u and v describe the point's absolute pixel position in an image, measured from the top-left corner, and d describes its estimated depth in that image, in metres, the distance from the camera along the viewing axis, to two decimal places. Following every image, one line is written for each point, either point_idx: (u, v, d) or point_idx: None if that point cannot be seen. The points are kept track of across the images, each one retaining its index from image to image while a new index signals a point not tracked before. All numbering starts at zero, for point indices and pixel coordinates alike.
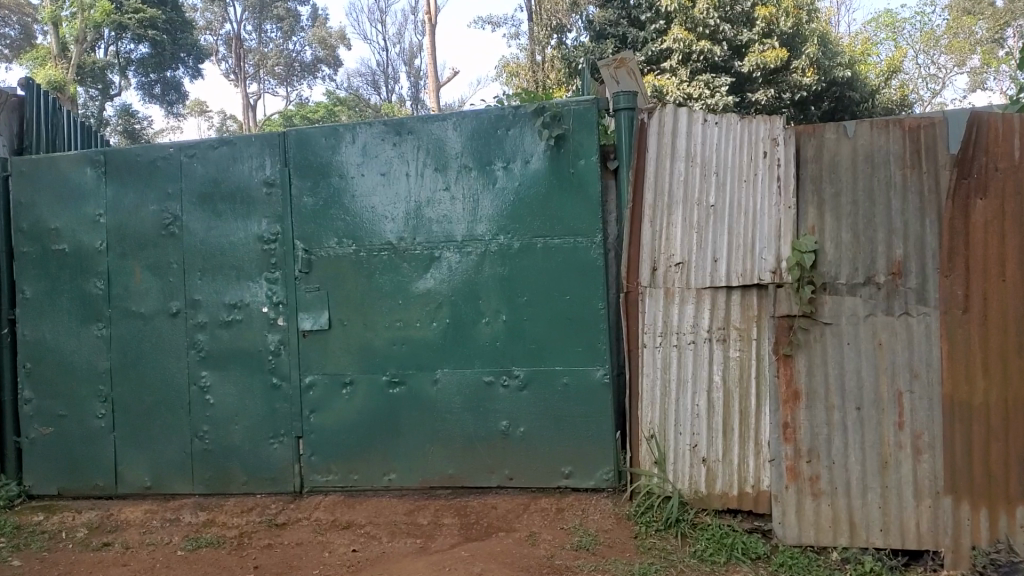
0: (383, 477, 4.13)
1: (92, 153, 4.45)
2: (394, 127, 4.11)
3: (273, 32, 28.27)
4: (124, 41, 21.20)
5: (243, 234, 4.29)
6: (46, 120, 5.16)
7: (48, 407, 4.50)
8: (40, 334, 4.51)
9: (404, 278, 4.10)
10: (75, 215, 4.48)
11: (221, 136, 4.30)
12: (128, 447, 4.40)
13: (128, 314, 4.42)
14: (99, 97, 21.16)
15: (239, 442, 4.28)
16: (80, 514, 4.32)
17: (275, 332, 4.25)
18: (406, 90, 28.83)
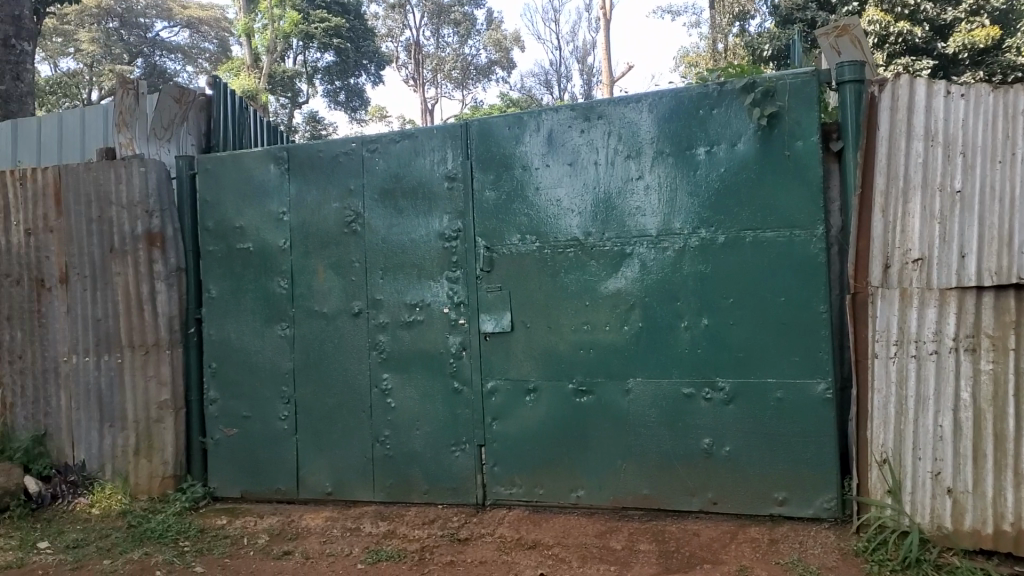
0: (570, 494, 3.80)
1: (276, 150, 4.35)
2: (583, 112, 3.76)
3: (451, 37, 28.75)
4: (311, 51, 21.97)
5: (423, 231, 4.06)
6: (233, 120, 5.14)
7: (231, 407, 4.45)
8: (225, 333, 4.46)
9: (592, 277, 3.75)
10: (260, 213, 4.40)
11: (402, 128, 4.09)
12: (310, 450, 4.28)
13: (311, 314, 4.29)
14: (289, 105, 21.86)
15: (420, 449, 4.07)
16: (262, 520, 4.20)
17: (456, 333, 3.99)
18: (581, 88, 28.60)
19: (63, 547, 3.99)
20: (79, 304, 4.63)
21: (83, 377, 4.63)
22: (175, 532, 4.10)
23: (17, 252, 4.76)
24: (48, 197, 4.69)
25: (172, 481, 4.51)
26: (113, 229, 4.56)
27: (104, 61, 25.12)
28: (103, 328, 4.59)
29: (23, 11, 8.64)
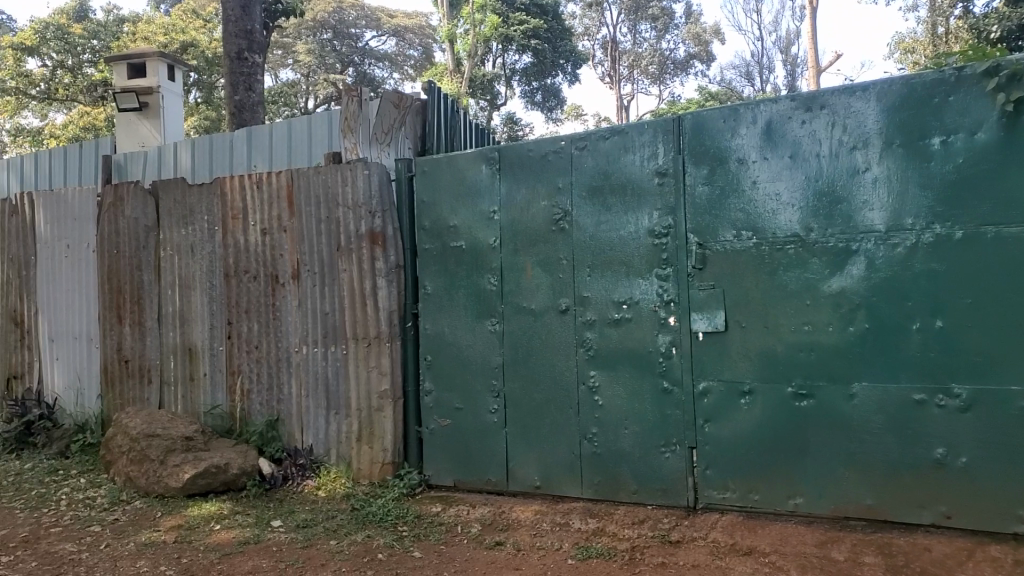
0: (787, 501, 3.67)
1: (487, 151, 4.46)
2: (803, 102, 3.61)
3: (648, 32, 28.54)
4: (510, 53, 22.45)
5: (633, 228, 4.03)
6: (445, 124, 5.31)
7: (445, 399, 4.60)
8: (439, 328, 4.62)
9: (812, 276, 3.60)
10: (472, 212, 4.52)
11: (613, 125, 4.08)
12: (519, 444, 4.36)
13: (521, 310, 4.36)
14: (489, 108, 22.46)
15: (629, 447, 4.04)
16: (474, 510, 4.31)
17: (665, 332, 3.94)
18: (784, 79, 27.59)
19: (294, 526, 4.27)
20: (308, 299, 4.94)
21: (313, 366, 4.94)
22: (394, 516, 4.30)
23: (254, 250, 5.14)
24: (282, 199, 5.03)
25: (390, 468, 4.70)
26: (339, 228, 4.84)
27: (319, 71, 26.69)
28: (329, 322, 4.88)
29: (253, 27, 9.32)
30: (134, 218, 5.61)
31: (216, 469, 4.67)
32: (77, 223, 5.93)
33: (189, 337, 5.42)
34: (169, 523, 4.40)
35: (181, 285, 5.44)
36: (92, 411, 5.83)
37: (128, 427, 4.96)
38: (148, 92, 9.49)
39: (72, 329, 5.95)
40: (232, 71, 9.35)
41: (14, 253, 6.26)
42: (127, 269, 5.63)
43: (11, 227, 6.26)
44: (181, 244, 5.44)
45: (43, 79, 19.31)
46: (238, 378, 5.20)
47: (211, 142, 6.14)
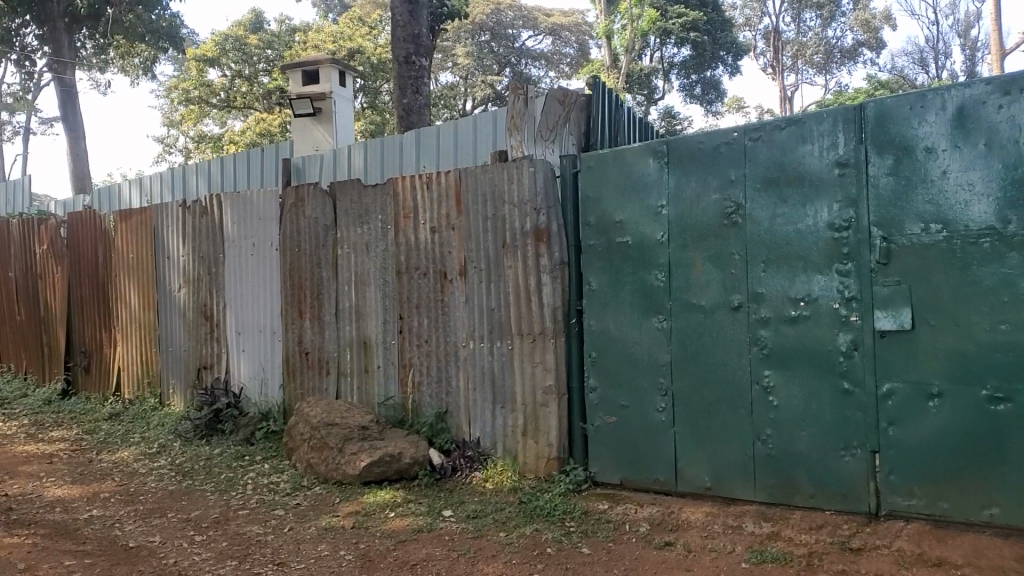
0: (981, 511, 3.44)
1: (655, 144, 4.39)
2: (1002, 85, 3.37)
3: (812, 20, 27.59)
4: (668, 47, 22.21)
5: (810, 222, 3.88)
6: (607, 119, 5.28)
7: (611, 396, 4.57)
8: (605, 325, 4.58)
9: (1011, 272, 3.36)
10: (640, 207, 4.45)
11: (789, 115, 3.94)
12: (689, 444, 4.28)
13: (690, 307, 4.27)
14: (646, 103, 22.28)
15: (806, 450, 3.90)
16: (641, 509, 4.26)
17: (846, 330, 3.78)
18: (962, 64, 26.00)
19: (465, 517, 4.36)
20: (477, 295, 5.02)
21: (481, 361, 5.02)
22: (562, 511, 4.31)
23: (425, 248, 5.27)
24: (451, 198, 5.14)
25: (555, 464, 4.70)
26: (506, 225, 4.89)
27: (477, 73, 27.19)
28: (496, 317, 4.94)
29: (420, 30, 9.57)
30: (315, 218, 5.88)
31: (390, 459, 4.83)
32: (262, 222, 6.26)
33: (363, 331, 5.62)
34: (347, 510, 4.61)
35: (356, 282, 5.65)
36: (274, 400, 6.15)
37: (309, 416, 5.27)
38: (321, 98, 9.91)
39: (256, 322, 6.30)
40: (400, 75, 9.65)
41: (205, 251, 6.67)
42: (308, 266, 5.92)
43: (202, 227, 6.68)
44: (356, 242, 5.65)
45: (223, 88, 20.52)
46: (411, 371, 5.35)
47: (382, 144, 6.36)
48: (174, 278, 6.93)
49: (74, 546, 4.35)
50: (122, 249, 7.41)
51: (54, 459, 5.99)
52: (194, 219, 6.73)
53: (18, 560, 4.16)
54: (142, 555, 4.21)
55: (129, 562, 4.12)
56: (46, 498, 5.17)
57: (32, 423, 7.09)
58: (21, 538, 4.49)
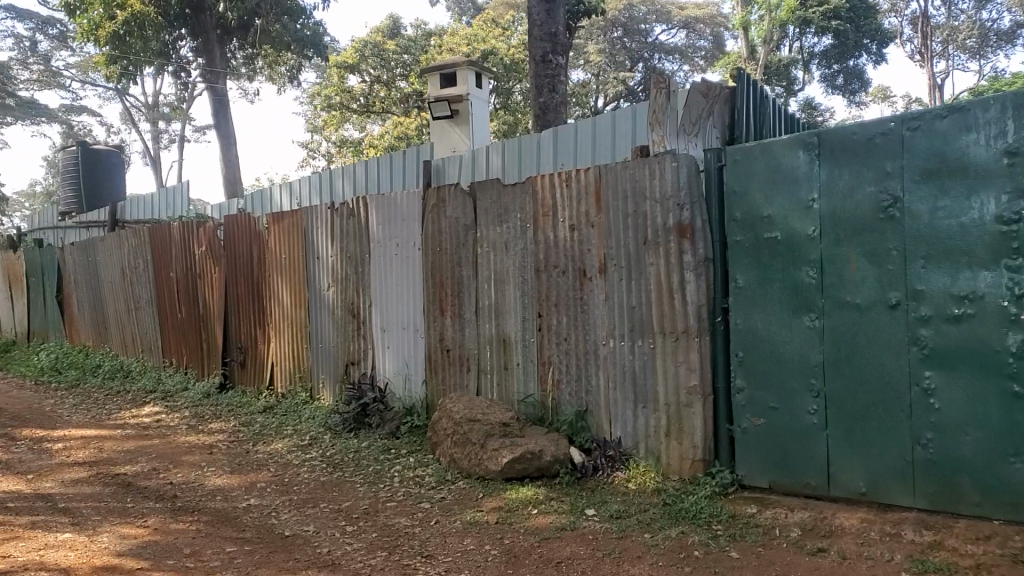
0: None
1: (806, 136, 4.24)
2: None
3: (965, 3, 26.24)
4: (808, 36, 21.60)
5: (975, 215, 3.66)
6: (751, 112, 5.15)
7: (759, 397, 4.45)
8: (752, 323, 4.46)
9: None
10: (790, 201, 4.32)
11: (952, 102, 3.73)
12: (842, 447, 4.13)
13: (843, 305, 4.11)
14: (784, 94, 21.69)
15: (971, 455, 3.69)
16: (792, 513, 4.12)
17: (1016, 330, 3.55)
18: None
19: (609, 516, 4.33)
20: (617, 293, 4.99)
21: (622, 360, 4.97)
22: (708, 514, 4.22)
23: (565, 245, 5.26)
24: (591, 195, 5.11)
25: (700, 465, 4.62)
26: (647, 222, 4.83)
27: (610, 70, 27.05)
28: (637, 315, 4.89)
29: (557, 29, 9.58)
30: (455, 217, 5.97)
31: (532, 456, 4.85)
32: (404, 223, 6.40)
33: (503, 329, 5.67)
34: (491, 505, 4.67)
35: (496, 280, 5.70)
36: (417, 395, 6.29)
37: (452, 411, 5.37)
38: (458, 100, 10.07)
39: (399, 320, 6.45)
40: (537, 74, 9.71)
41: (351, 251, 6.89)
42: (449, 264, 6.02)
43: (349, 228, 6.89)
44: (496, 241, 5.70)
45: (362, 93, 21.13)
46: (550, 369, 5.36)
47: (519, 143, 6.40)
48: (322, 277, 7.18)
49: (234, 533, 4.58)
50: (273, 250, 7.74)
51: (214, 450, 6.32)
52: (341, 221, 6.96)
53: (185, 544, 4.42)
54: (297, 544, 4.40)
55: (285, 550, 4.31)
56: (207, 486, 5.46)
57: (194, 415, 7.49)
58: (187, 524, 4.76)
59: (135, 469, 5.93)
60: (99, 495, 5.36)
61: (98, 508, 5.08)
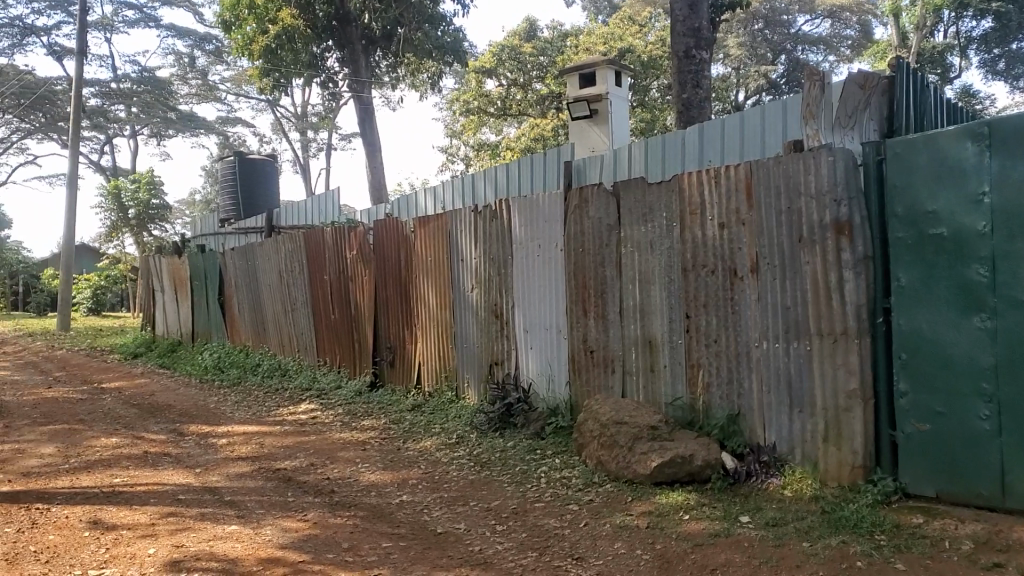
0: None
1: (975, 125, 3.99)
2: None
3: None
4: (965, 20, 20.46)
5: None
6: (911, 102, 4.91)
7: (924, 401, 4.22)
8: (916, 324, 4.24)
9: None
10: (957, 194, 4.07)
11: None
12: (1018, 456, 3.86)
13: (1018, 305, 3.84)
14: (939, 83, 20.69)
15: None
16: (963, 525, 3.89)
17: None
18: None
19: (764, 523, 4.21)
20: (769, 293, 4.84)
21: (775, 362, 4.83)
22: (870, 523, 4.04)
23: (713, 244, 5.15)
24: (741, 192, 4.98)
25: (861, 472, 4.43)
26: (802, 219, 4.66)
27: (750, 63, 26.42)
28: (791, 316, 4.74)
29: (700, 23, 9.42)
30: (599, 218, 5.94)
31: (681, 460, 4.79)
32: (547, 223, 6.41)
33: (649, 330, 5.60)
34: (640, 508, 4.63)
35: (641, 281, 5.63)
36: (562, 396, 6.29)
37: (599, 413, 5.35)
38: (598, 99, 10.05)
39: (543, 320, 6.47)
40: (680, 70, 9.57)
41: (495, 253, 6.95)
42: (592, 265, 5.99)
43: (492, 230, 6.96)
44: (641, 240, 5.63)
45: (499, 97, 21.39)
46: (699, 371, 5.25)
47: (663, 141, 6.31)
48: (466, 278, 7.29)
49: (389, 529, 4.71)
50: (419, 252, 7.90)
51: (367, 447, 6.51)
52: (485, 223, 7.03)
53: (343, 539, 4.57)
54: (449, 541, 4.48)
55: (439, 547, 4.40)
56: (362, 482, 5.63)
57: (346, 412, 7.75)
58: (344, 519, 4.92)
59: (294, 464, 6.18)
60: (262, 489, 5.61)
61: (261, 501, 5.32)
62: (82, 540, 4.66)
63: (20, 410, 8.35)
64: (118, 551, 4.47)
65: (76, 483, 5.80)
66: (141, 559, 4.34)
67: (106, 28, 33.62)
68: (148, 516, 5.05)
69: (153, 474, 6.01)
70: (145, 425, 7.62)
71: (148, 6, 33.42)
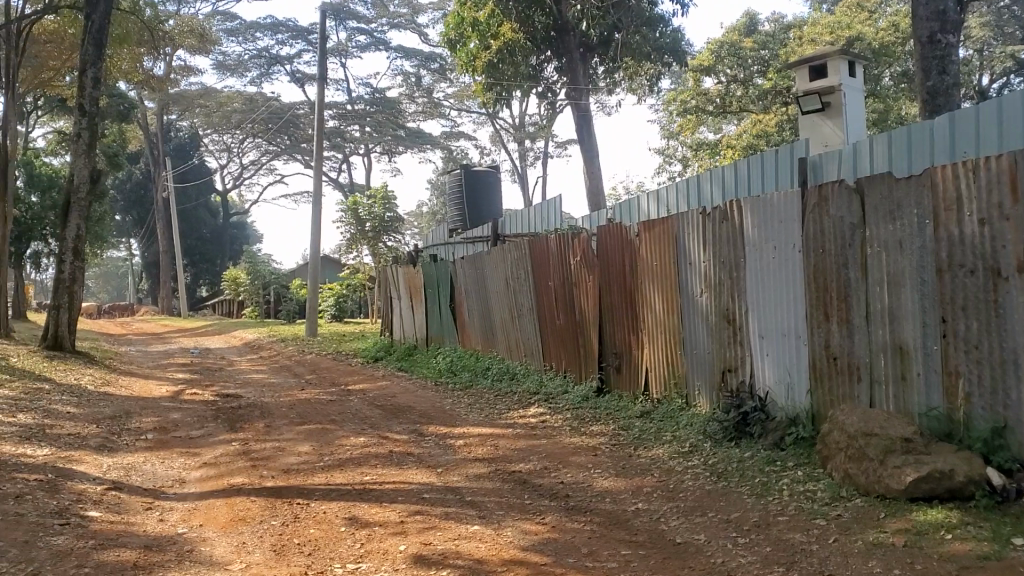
0: None
1: None
2: None
3: None
4: None
5: None
6: None
7: None
8: None
9: None
10: None
11: None
12: None
13: None
14: None
15: None
16: None
17: None
18: None
19: None
20: None
21: None
22: None
23: (972, 242, 4.77)
24: (1004, 185, 4.57)
25: None
26: None
27: (996, 44, 24.45)
28: None
29: (946, 5, 8.80)
30: (840, 217, 5.65)
31: (940, 475, 4.48)
32: (782, 224, 6.18)
33: (899, 335, 5.26)
34: (896, 526, 4.35)
35: (889, 283, 5.30)
36: (801, 405, 6.04)
37: (845, 423, 5.09)
38: (830, 91, 9.70)
39: (780, 326, 6.24)
40: (924, 56, 8.99)
41: (727, 257, 6.78)
42: (834, 267, 5.71)
43: (723, 232, 6.80)
44: (888, 239, 5.30)
45: (719, 95, 21.06)
46: (958, 380, 4.88)
47: (909, 133, 5.93)
48: (695, 282, 7.16)
49: (628, 536, 4.71)
50: (646, 256, 7.85)
51: (598, 452, 6.54)
52: (715, 225, 6.88)
53: (582, 544, 4.61)
54: (690, 551, 4.41)
55: (679, 557, 4.34)
56: (597, 487, 5.66)
57: (575, 417, 7.83)
58: (581, 524, 4.96)
59: (529, 467, 6.31)
60: (501, 490, 5.77)
61: (501, 503, 5.46)
62: (340, 534, 4.98)
63: (278, 410, 9.06)
64: (372, 547, 4.73)
65: (331, 480, 6.21)
66: (394, 555, 4.57)
67: (341, 53, 35.98)
68: (397, 514, 5.31)
69: (399, 472, 6.32)
70: (388, 425, 8.04)
71: (378, 30, 35.43)
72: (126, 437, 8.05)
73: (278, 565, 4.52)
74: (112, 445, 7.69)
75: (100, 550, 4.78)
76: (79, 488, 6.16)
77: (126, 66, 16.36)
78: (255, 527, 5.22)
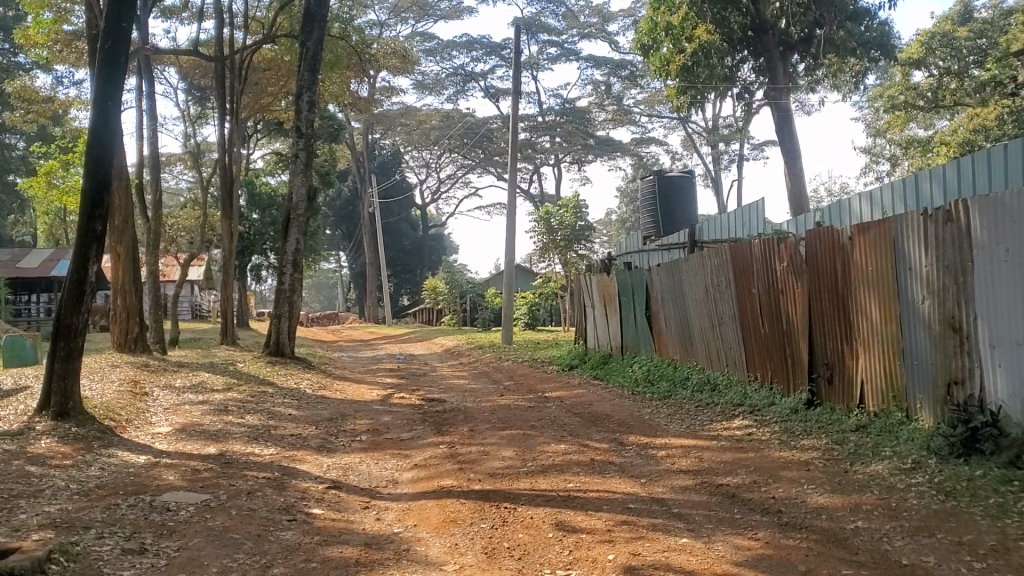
0: None
1: None
2: None
3: None
4: None
5: None
6: None
7: None
8: None
9: None
10: None
11: None
12: None
13: None
14: None
15: None
16: None
17: None
18: None
19: None
20: None
21: None
22: None
23: None
24: None
25: None
26: None
27: None
28: None
29: None
30: None
31: None
32: (1016, 225, 5.72)
33: None
34: None
35: None
36: None
37: None
38: None
39: (1013, 335, 5.77)
40: None
41: (952, 261, 6.35)
42: None
43: (948, 234, 6.37)
44: None
45: (931, 88, 19.98)
46: None
47: None
48: (917, 289, 6.74)
49: (848, 555, 4.49)
50: (860, 261, 7.48)
51: (811, 467, 6.29)
52: (938, 227, 6.47)
53: (799, 561, 4.44)
54: None
55: None
56: (812, 504, 5.44)
57: (784, 430, 7.56)
58: (797, 541, 4.78)
59: (737, 480, 6.15)
60: (708, 503, 5.65)
61: (709, 516, 5.36)
62: (548, 540, 5.04)
63: (480, 415, 9.30)
64: (581, 554, 4.76)
65: (535, 486, 6.30)
66: (603, 563, 4.57)
67: (533, 67, 36.56)
68: (604, 522, 5.31)
69: (602, 481, 6.33)
70: (589, 433, 8.07)
71: (569, 41, 35.75)
72: (343, 439, 8.51)
73: (489, 567, 4.63)
74: (331, 446, 8.15)
75: (324, 546, 5.06)
76: (303, 486, 6.57)
77: (337, 89, 17.34)
78: (466, 529, 5.37)
